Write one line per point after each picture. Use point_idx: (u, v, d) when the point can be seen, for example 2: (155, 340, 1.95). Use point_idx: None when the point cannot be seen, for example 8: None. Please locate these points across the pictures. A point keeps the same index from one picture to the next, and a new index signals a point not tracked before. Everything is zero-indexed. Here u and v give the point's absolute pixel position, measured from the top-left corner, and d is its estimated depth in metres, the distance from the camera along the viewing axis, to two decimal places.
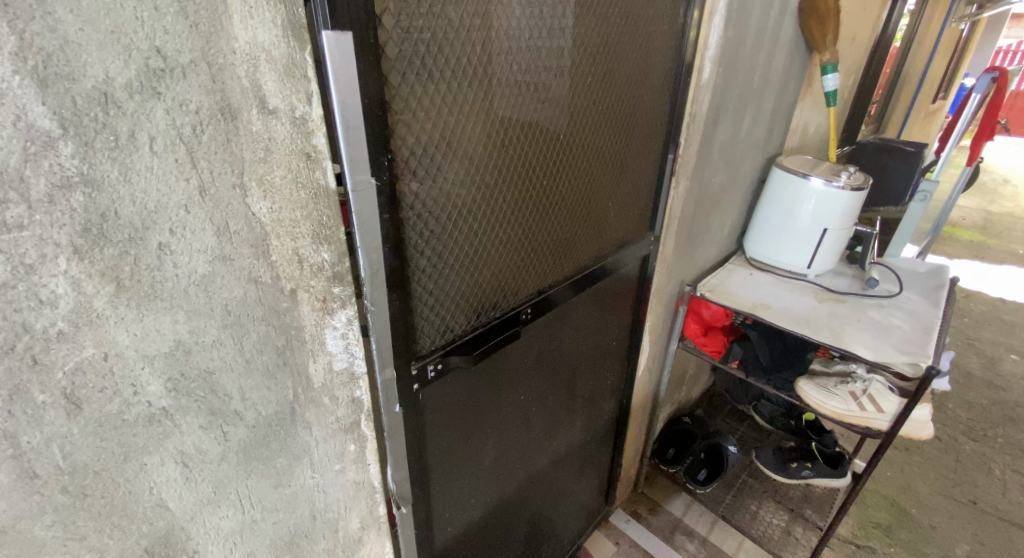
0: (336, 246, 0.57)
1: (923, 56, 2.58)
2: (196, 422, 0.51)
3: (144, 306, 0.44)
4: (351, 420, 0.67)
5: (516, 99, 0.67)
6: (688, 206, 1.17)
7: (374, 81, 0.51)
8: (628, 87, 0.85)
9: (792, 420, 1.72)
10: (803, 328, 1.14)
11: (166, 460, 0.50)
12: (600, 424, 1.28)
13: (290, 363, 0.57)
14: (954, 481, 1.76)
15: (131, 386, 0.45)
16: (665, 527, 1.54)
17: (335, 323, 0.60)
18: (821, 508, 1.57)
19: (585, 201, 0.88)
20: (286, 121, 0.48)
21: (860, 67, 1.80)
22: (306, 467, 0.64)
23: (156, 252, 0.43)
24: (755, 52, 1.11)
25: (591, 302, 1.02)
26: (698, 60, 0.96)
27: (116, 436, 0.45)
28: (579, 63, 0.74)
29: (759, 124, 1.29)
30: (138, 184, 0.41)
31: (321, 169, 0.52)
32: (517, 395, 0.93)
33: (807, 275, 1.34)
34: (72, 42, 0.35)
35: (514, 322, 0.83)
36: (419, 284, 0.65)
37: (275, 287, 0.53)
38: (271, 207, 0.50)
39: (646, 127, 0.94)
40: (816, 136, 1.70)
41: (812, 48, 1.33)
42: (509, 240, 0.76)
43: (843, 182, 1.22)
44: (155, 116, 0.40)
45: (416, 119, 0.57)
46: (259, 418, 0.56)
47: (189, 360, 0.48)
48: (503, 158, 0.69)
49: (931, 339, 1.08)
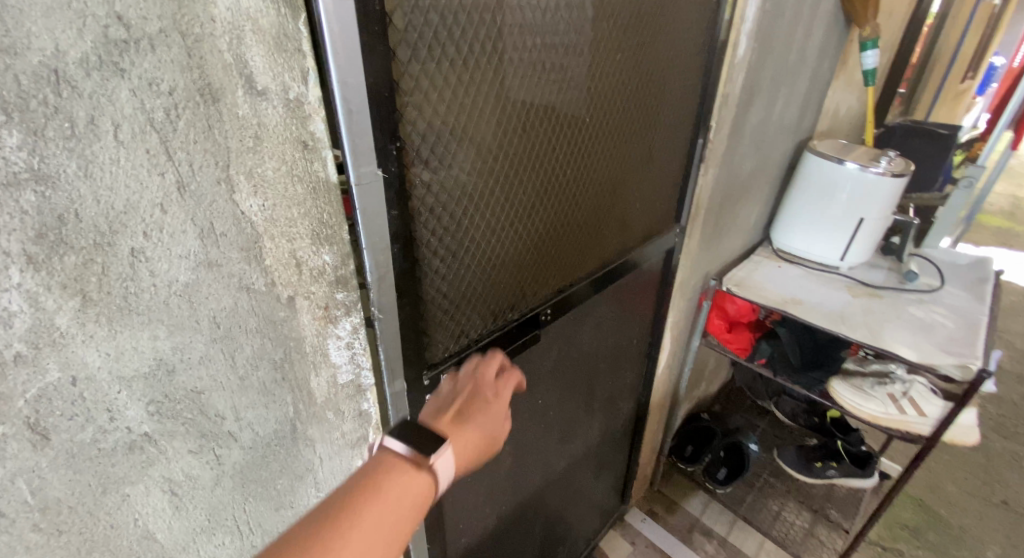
0: (338, 247, 0.50)
1: (955, 33, 2.44)
2: (185, 446, 0.45)
3: (117, 322, 0.38)
4: (358, 434, 0.61)
5: (536, 79, 0.60)
6: (715, 195, 1.09)
7: (380, 57, 0.44)
8: (657, 66, 0.78)
9: (816, 417, 1.64)
10: (838, 325, 1.06)
11: (152, 489, 0.45)
12: (619, 424, 1.22)
13: (289, 378, 0.51)
14: (985, 480, 1.70)
15: (105, 411, 0.40)
16: (682, 526, 1.49)
17: (339, 332, 0.54)
18: (845, 508, 1.50)
19: (609, 194, 0.81)
20: (278, 104, 0.41)
21: (894, 45, 1.70)
22: (309, 488, 0.58)
23: (128, 260, 0.37)
24: (792, 28, 1.02)
25: (613, 299, 0.95)
26: (733, 36, 0.88)
27: (92, 467, 0.40)
28: (605, 38, 0.66)
29: (791, 107, 1.20)
30: (102, 180, 0.34)
31: (320, 159, 0.45)
32: (534, 400, 0.87)
33: (840, 268, 1.27)
34: (12, 6, 0.28)
35: (534, 325, 0.76)
36: (431, 287, 0.59)
37: (270, 295, 0.46)
38: (263, 204, 0.43)
39: (675, 110, 0.86)
40: (847, 120, 1.61)
41: (849, 23, 1.24)
42: (528, 236, 0.69)
43: (883, 167, 1.13)
44: (119, 98, 0.33)
45: (428, 101, 0.50)
46: (256, 438, 0.51)
47: (173, 380, 0.43)
48: (522, 145, 0.62)
49: (979, 337, 1.01)
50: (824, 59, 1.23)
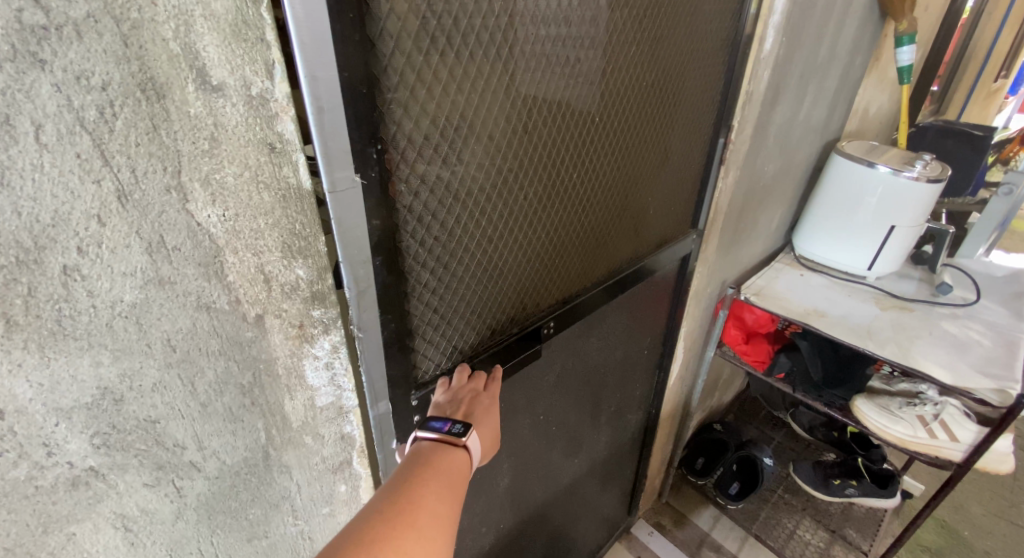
0: (314, 260, 0.45)
1: (992, 27, 2.32)
2: (139, 480, 0.41)
3: (49, 348, 0.33)
4: (340, 458, 0.57)
5: (543, 72, 0.54)
6: (735, 199, 1.02)
7: (355, 47, 0.39)
8: (676, 59, 0.71)
9: (835, 431, 1.57)
10: (864, 341, 0.99)
11: (102, 527, 0.41)
12: (626, 437, 1.17)
13: (259, 403, 0.46)
14: (1012, 501, 1.62)
15: (42, 446, 0.35)
16: (691, 542, 1.45)
17: (317, 351, 0.49)
18: (863, 528, 1.43)
19: (621, 199, 0.75)
20: (238, 101, 0.36)
21: (930, 39, 1.60)
22: (286, 515, 0.54)
23: (60, 279, 0.32)
24: (824, 20, 0.95)
25: (623, 308, 0.89)
26: (760, 29, 0.81)
27: (30, 506, 0.36)
28: (621, 28, 0.60)
29: (819, 106, 1.13)
30: (22, 189, 0.29)
31: (290, 163, 0.40)
32: (535, 415, 0.82)
33: (867, 278, 1.20)
34: None
35: (536, 339, 0.70)
36: (419, 301, 0.54)
37: (235, 314, 0.41)
38: (224, 213, 0.38)
39: (695, 107, 0.80)
40: (877, 118, 1.52)
41: (885, 15, 1.15)
42: (530, 246, 0.64)
43: (918, 172, 1.05)
44: (40, 95, 0.29)
45: (415, 99, 0.45)
46: (223, 468, 0.46)
47: (121, 410, 0.38)
48: (526, 145, 0.57)
49: (1019, 360, 0.94)
50: (856, 53, 1.14)
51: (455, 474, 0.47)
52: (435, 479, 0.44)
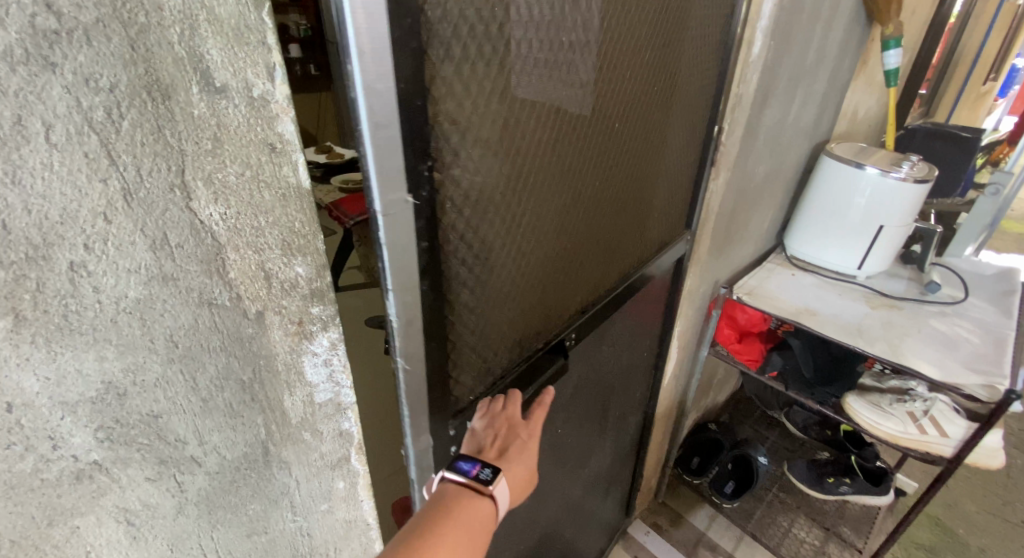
0: (312, 258, 0.46)
1: (979, 31, 2.36)
2: (142, 473, 0.42)
3: (56, 343, 0.34)
4: (339, 455, 0.58)
5: (551, 96, 0.56)
6: (727, 200, 1.04)
7: (412, 58, 0.40)
8: (670, 72, 0.74)
9: (829, 430, 1.60)
10: (854, 339, 1.01)
11: (105, 520, 0.41)
12: (626, 438, 1.18)
13: (258, 399, 0.47)
14: (1005, 498, 1.64)
15: (47, 439, 0.36)
16: (686, 541, 1.46)
17: (316, 348, 0.50)
18: (858, 526, 1.45)
19: (626, 208, 0.78)
20: (240, 103, 0.37)
21: (916, 44, 1.63)
22: (285, 511, 0.55)
23: (67, 275, 0.33)
24: (811, 25, 0.97)
25: (630, 315, 0.92)
26: (747, 34, 0.83)
27: (36, 499, 0.37)
28: (618, 47, 0.62)
29: (808, 108, 1.15)
30: (34, 186, 0.30)
31: (290, 163, 0.41)
32: (556, 429, 0.83)
33: (857, 277, 1.21)
34: None
35: (560, 351, 0.72)
36: (456, 324, 0.55)
37: (236, 311, 0.42)
38: (224, 212, 0.39)
39: (689, 116, 0.83)
40: (866, 121, 1.55)
41: (871, 20, 1.18)
42: (550, 261, 0.66)
43: (905, 173, 1.07)
44: (52, 95, 0.29)
45: (460, 106, 0.47)
46: (224, 463, 0.47)
47: (124, 405, 0.39)
48: (541, 166, 0.59)
49: (1007, 355, 0.96)
50: (843, 57, 1.17)
51: (471, 523, 0.50)
52: (449, 531, 0.48)
